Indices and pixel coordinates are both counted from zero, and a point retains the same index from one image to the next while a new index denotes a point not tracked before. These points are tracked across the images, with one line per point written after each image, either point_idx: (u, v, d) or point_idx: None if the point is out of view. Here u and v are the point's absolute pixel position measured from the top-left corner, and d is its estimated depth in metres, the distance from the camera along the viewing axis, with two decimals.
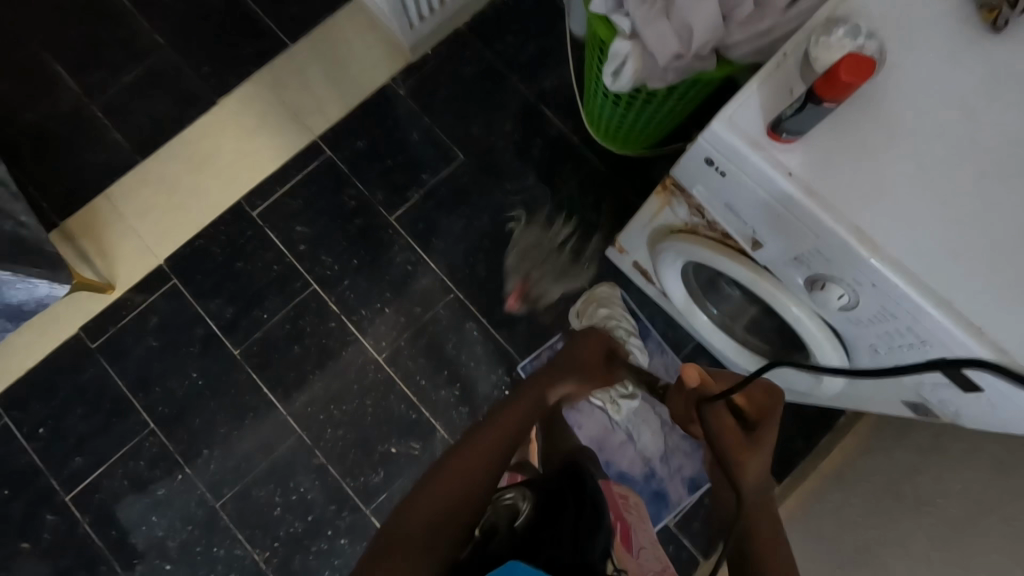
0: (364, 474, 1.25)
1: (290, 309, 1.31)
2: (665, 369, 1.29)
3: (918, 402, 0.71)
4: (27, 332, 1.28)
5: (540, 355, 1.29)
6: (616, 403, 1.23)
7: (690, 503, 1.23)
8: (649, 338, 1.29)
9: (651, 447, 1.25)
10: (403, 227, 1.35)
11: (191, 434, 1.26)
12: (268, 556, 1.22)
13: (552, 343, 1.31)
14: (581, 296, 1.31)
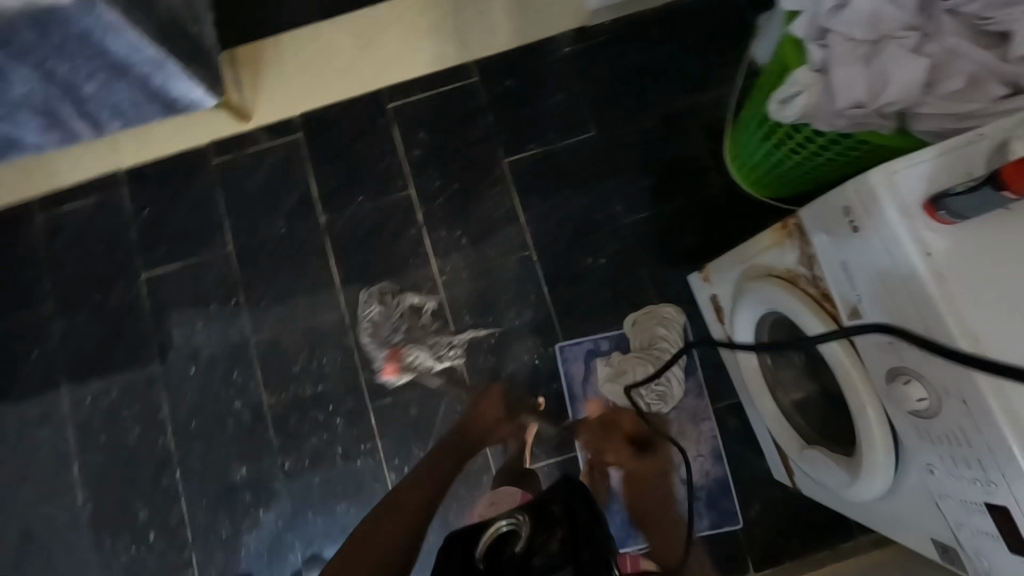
0: (380, 373, 1.30)
1: (382, 202, 1.37)
2: (692, 413, 1.24)
3: (952, 544, 0.65)
4: (168, 127, 1.42)
5: (581, 344, 1.28)
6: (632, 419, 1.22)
7: None
8: (692, 376, 1.25)
9: None
10: (511, 173, 1.36)
11: (256, 270, 1.36)
12: (272, 403, 1.30)
13: (596, 338, 1.29)
14: (644, 308, 1.29)
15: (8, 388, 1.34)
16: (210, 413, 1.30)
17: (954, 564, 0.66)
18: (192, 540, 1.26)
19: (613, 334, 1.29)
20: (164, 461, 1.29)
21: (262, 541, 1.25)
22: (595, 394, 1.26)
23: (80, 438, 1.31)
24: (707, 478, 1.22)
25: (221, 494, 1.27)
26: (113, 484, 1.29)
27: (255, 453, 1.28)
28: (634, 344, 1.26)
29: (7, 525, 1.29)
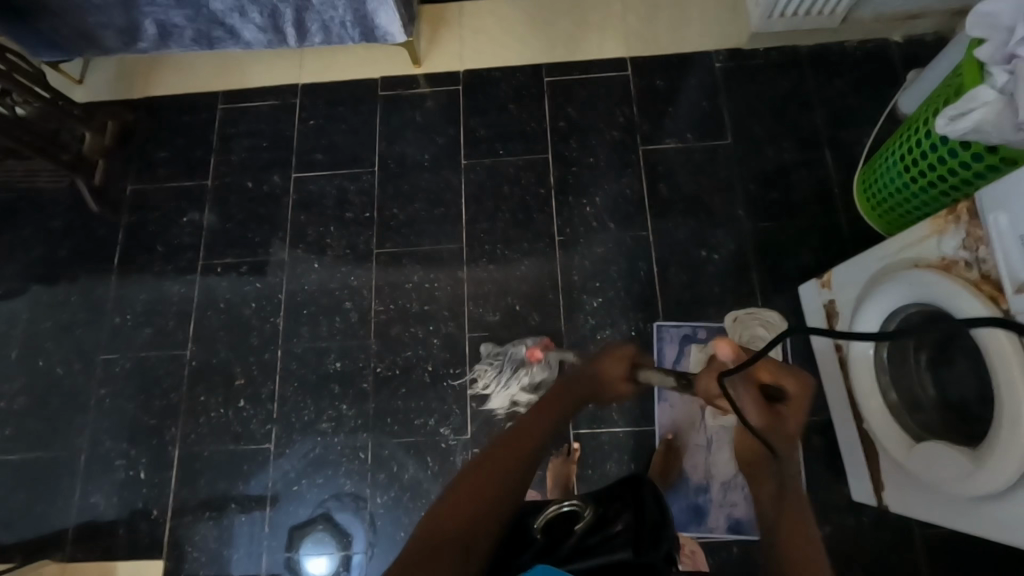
0: (485, 308, 1.37)
1: (521, 159, 1.48)
2: None
3: None
4: (349, 56, 1.60)
5: (680, 326, 1.32)
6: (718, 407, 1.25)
7: (719, 539, 1.20)
8: None
9: (720, 468, 1.23)
10: (645, 160, 1.45)
11: (394, 192, 1.48)
12: (380, 311, 1.39)
13: (695, 326, 1.32)
14: (749, 308, 1.32)
15: (155, 240, 1.49)
16: (322, 306, 1.41)
17: None
18: (277, 415, 1.34)
19: (712, 326, 1.32)
20: (271, 337, 1.39)
21: (339, 433, 1.31)
22: None
23: (204, 299, 1.43)
24: None
25: (314, 380, 1.35)
26: (222, 346, 1.39)
27: (354, 351, 1.37)
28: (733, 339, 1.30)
29: (118, 359, 1.40)
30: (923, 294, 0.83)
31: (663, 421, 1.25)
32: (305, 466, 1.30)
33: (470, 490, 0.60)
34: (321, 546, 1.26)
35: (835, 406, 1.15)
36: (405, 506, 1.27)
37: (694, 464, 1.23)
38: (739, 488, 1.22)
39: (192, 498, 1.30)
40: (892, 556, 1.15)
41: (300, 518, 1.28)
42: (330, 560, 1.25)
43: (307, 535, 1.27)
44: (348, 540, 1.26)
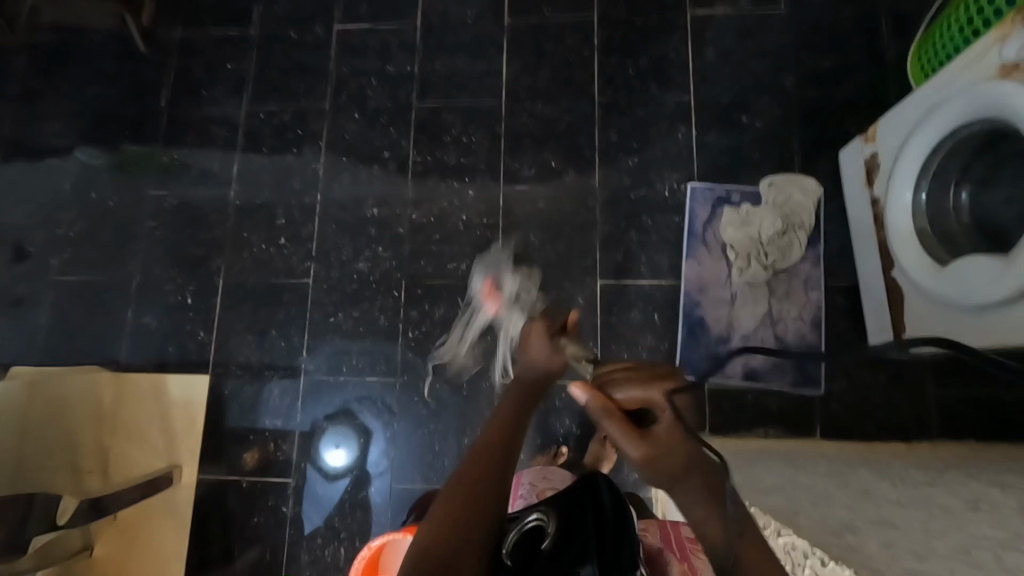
0: (521, 163, 1.39)
1: (565, 20, 1.45)
2: (803, 280, 1.27)
3: None
4: None
5: (714, 188, 1.33)
6: (746, 263, 1.27)
7: (735, 386, 1.25)
8: (812, 246, 1.28)
9: (742, 322, 1.27)
10: (692, 25, 1.42)
11: (436, 46, 1.48)
12: (417, 162, 1.42)
13: (730, 190, 1.33)
14: (786, 174, 1.32)
15: (200, 85, 1.51)
16: (361, 154, 1.44)
17: None
18: (316, 253, 1.40)
19: (747, 189, 1.32)
20: (312, 181, 1.44)
21: (374, 271, 1.37)
22: (713, 235, 1.31)
23: (247, 144, 1.47)
24: (800, 339, 1.24)
25: (353, 223, 1.40)
26: (264, 188, 1.44)
27: (391, 198, 1.41)
28: (766, 202, 1.30)
29: (166, 196, 1.46)
30: (982, 109, 0.84)
31: (689, 275, 1.30)
32: (329, 363, 1.35)
33: (447, 518, 0.54)
34: (341, 437, 1.32)
35: (863, 261, 1.18)
36: (435, 342, 1.33)
37: (713, 312, 1.27)
38: (758, 341, 1.26)
39: (236, 324, 1.38)
40: (903, 409, 1.20)
41: (324, 412, 1.34)
42: (348, 453, 1.32)
43: (329, 428, 1.33)
44: (366, 440, 1.32)
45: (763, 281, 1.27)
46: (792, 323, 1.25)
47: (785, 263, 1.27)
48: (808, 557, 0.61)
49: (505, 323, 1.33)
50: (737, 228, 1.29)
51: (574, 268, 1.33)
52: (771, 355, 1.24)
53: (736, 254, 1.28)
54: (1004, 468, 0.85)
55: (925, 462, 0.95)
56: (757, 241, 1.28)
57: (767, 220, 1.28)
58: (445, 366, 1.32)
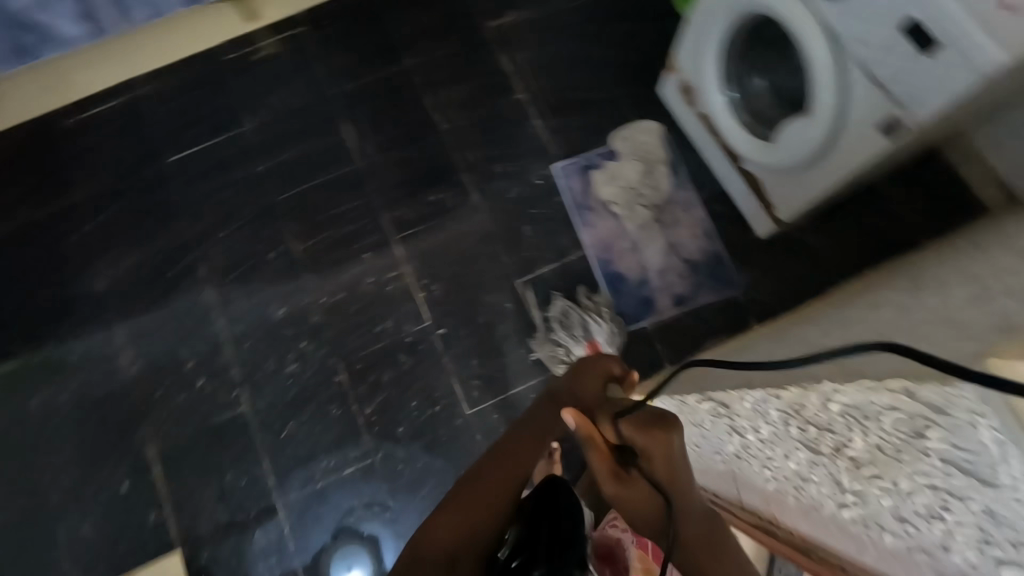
0: (402, 210, 1.43)
1: (384, 72, 1.53)
2: (682, 202, 1.41)
3: (885, 114, 0.86)
4: (166, 31, 1.51)
5: (576, 160, 1.45)
6: (631, 212, 1.40)
7: (672, 316, 1.35)
8: (676, 171, 1.42)
9: (651, 261, 1.38)
10: (496, 35, 1.55)
11: (276, 140, 1.49)
12: (304, 249, 1.42)
13: (590, 155, 1.45)
14: (628, 124, 1.46)
15: (48, 270, 1.41)
16: (247, 265, 1.41)
17: (893, 132, 0.86)
18: (241, 378, 1.34)
19: (602, 150, 1.45)
20: (207, 312, 1.38)
21: (306, 368, 1.34)
22: (594, 199, 1.42)
23: (123, 306, 1.39)
24: (703, 251, 1.38)
25: (267, 333, 1.37)
26: (160, 340, 1.37)
27: (293, 293, 1.39)
28: (622, 154, 1.44)
29: (54, 393, 1.33)
30: (739, 11, 1.00)
31: (590, 242, 1.39)
32: (302, 480, 1.28)
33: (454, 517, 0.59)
34: (349, 559, 1.24)
35: (719, 166, 1.34)
36: (395, 406, 1.31)
37: (625, 261, 1.37)
38: (672, 270, 1.37)
39: (188, 484, 1.28)
40: (808, 271, 1.34)
41: (316, 545, 1.25)
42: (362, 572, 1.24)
43: (332, 556, 1.25)
44: (376, 548, 1.25)
45: (651, 219, 1.40)
46: (691, 242, 1.38)
47: (660, 197, 1.41)
48: (768, 399, 0.57)
49: (453, 356, 1.34)
50: (609, 185, 1.42)
51: (490, 280, 1.38)
52: (686, 276, 1.37)
53: (620, 207, 1.41)
54: (891, 277, 1.00)
55: (835, 302, 1.09)
56: (631, 189, 1.42)
57: (630, 169, 1.43)
58: (415, 423, 1.31)
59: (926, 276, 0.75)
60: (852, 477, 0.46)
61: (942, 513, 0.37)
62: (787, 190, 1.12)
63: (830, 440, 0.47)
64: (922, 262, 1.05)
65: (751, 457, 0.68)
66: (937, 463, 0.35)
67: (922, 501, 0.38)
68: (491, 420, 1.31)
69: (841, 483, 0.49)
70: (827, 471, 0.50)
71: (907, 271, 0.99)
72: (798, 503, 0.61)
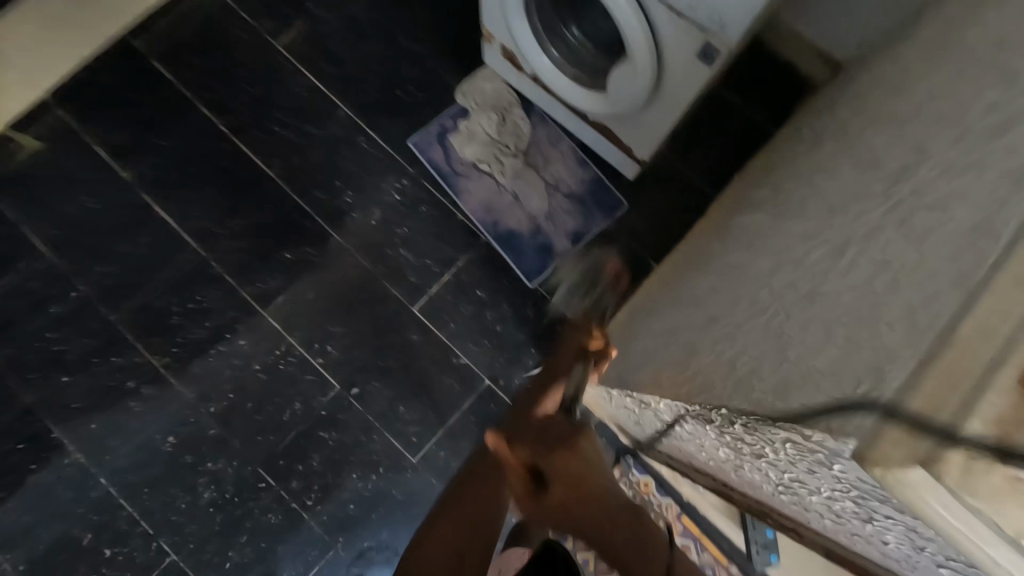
0: (262, 280, 1.27)
1: (180, 134, 1.32)
2: (547, 140, 1.35)
3: (700, 45, 0.82)
4: None
5: (429, 134, 1.34)
6: (500, 164, 1.33)
7: (575, 252, 1.31)
8: (532, 112, 1.35)
9: (537, 207, 1.33)
10: (292, 53, 1.37)
11: (82, 254, 1.26)
12: (169, 362, 1.23)
13: (441, 123, 1.35)
14: (469, 77, 1.36)
15: None
16: (108, 404, 1.21)
17: (713, 59, 0.82)
18: (155, 527, 1.17)
19: (452, 111, 1.35)
20: (84, 476, 1.18)
21: (224, 488, 1.19)
22: (459, 164, 1.33)
23: None
24: (583, 182, 1.34)
25: (164, 469, 1.19)
26: (39, 528, 1.15)
27: (176, 415, 1.21)
28: (473, 108, 1.35)
29: None
30: None
31: (470, 208, 1.32)
32: None
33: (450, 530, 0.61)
34: None
35: (569, 119, 1.28)
36: (337, 487, 1.21)
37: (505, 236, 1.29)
38: (559, 209, 1.33)
39: None
40: (684, 195, 1.34)
41: None
42: None
43: None
44: None
45: (523, 164, 1.33)
46: (568, 176, 1.34)
47: (525, 142, 1.33)
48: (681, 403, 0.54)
49: (377, 411, 1.24)
50: (470, 143, 1.33)
51: (385, 318, 1.28)
52: (574, 211, 1.33)
53: (489, 163, 1.33)
54: (754, 192, 1.01)
55: (713, 227, 1.09)
56: (493, 141, 1.33)
57: (485, 122, 1.33)
58: (364, 494, 1.22)
59: (785, 198, 0.75)
60: (778, 476, 0.44)
61: (869, 518, 0.35)
62: (637, 136, 1.09)
63: (748, 448, 0.44)
64: (776, 163, 1.07)
65: (688, 442, 0.66)
66: (850, 487, 0.32)
67: (848, 507, 0.36)
68: (440, 458, 1.24)
69: (771, 477, 0.47)
70: (756, 468, 0.49)
71: (766, 180, 1.00)
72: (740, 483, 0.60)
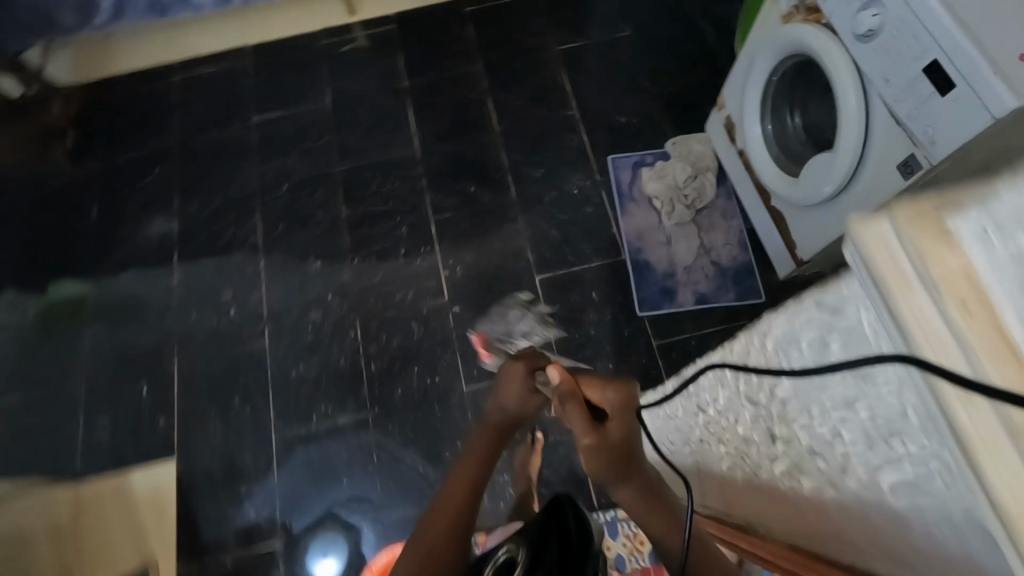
0: (443, 195, 1.53)
1: (455, 75, 1.68)
2: (722, 212, 1.44)
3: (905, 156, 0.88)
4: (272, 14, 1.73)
5: (628, 158, 1.53)
6: (671, 208, 1.44)
7: (693, 311, 1.38)
8: (722, 184, 1.46)
9: (681, 257, 1.42)
10: (562, 58, 1.67)
11: (347, 116, 1.64)
12: (350, 213, 1.53)
13: (642, 155, 1.53)
14: (684, 135, 1.54)
15: (130, 196, 1.59)
16: (295, 218, 1.53)
17: (912, 172, 0.88)
18: (267, 315, 1.44)
19: (657, 151, 1.53)
20: (252, 253, 1.50)
21: (326, 318, 1.42)
22: (638, 191, 1.49)
23: (184, 235, 1.54)
24: (733, 260, 1.40)
25: (299, 282, 1.47)
26: (207, 269, 1.50)
27: (331, 249, 1.49)
28: (674, 157, 1.50)
29: (109, 299, 1.48)
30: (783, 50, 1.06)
31: (625, 228, 1.46)
32: (298, 413, 1.35)
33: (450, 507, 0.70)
34: (327, 545, 1.26)
35: (751, 201, 1.37)
36: (398, 372, 1.36)
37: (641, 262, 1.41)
38: (699, 269, 1.40)
39: (196, 403, 1.37)
40: None
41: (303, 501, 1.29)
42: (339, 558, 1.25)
43: (313, 538, 1.27)
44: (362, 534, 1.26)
45: (691, 219, 1.44)
46: (724, 248, 1.41)
47: (703, 201, 1.44)
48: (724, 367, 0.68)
49: (461, 335, 1.40)
50: (656, 180, 1.47)
51: (511, 271, 1.45)
52: (712, 278, 1.39)
53: (662, 203, 1.46)
54: None
55: None
56: (675, 188, 1.47)
57: (679, 170, 1.47)
58: (414, 389, 1.35)
59: None
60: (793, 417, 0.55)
61: (850, 419, 0.47)
62: (810, 229, 1.14)
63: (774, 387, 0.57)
64: None
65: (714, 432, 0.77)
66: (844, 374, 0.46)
67: (839, 415, 0.48)
68: (484, 400, 1.34)
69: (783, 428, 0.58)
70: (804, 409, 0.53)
71: None
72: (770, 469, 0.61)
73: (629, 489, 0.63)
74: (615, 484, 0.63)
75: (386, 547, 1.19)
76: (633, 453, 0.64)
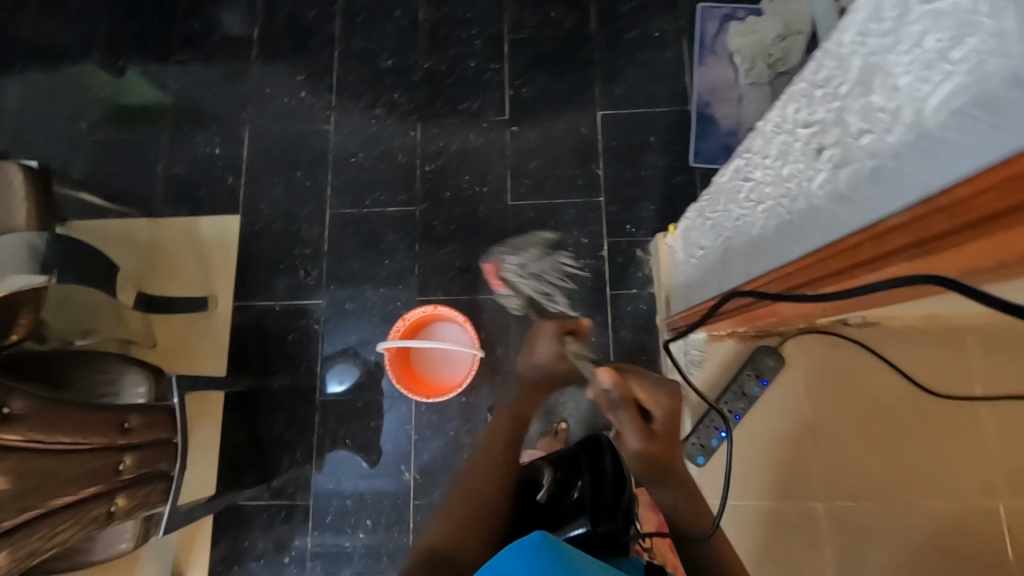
0: (523, 14, 1.49)
1: None
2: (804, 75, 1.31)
3: None
4: None
5: (721, 7, 1.44)
6: (751, 65, 1.35)
7: None
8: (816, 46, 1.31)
9: (747, 120, 1.38)
10: None
11: None
12: (428, 17, 1.51)
13: (734, 10, 1.44)
14: None
15: None
16: (374, 14, 1.53)
17: None
18: (335, 103, 1.49)
19: (752, 6, 1.42)
20: (327, 41, 1.52)
21: (391, 116, 1.47)
22: (720, 46, 1.42)
23: (264, 10, 1.55)
24: None
25: (370, 76, 1.50)
26: (284, 49, 1.53)
27: (404, 50, 1.50)
28: (770, 12, 1.36)
29: (192, 59, 1.54)
30: None
31: (697, 82, 1.42)
32: (353, 195, 1.44)
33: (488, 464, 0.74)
34: (345, 375, 1.36)
35: None
36: (450, 175, 1.43)
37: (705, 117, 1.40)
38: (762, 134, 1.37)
39: (263, 170, 1.48)
40: None
41: (347, 287, 1.40)
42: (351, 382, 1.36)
43: (330, 368, 1.37)
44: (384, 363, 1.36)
45: (768, 82, 1.35)
46: None
47: (787, 65, 1.33)
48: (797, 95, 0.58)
49: (516, 153, 1.43)
50: (743, 34, 1.37)
51: (576, 102, 1.45)
52: None
53: (742, 59, 1.38)
54: None
55: None
56: (763, 44, 1.34)
57: (771, 26, 1.33)
58: (463, 193, 1.42)
59: None
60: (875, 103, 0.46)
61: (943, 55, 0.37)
62: None
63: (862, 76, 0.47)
64: None
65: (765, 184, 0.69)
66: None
67: (931, 53, 0.39)
68: (526, 216, 1.40)
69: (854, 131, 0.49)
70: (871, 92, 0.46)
71: None
72: (801, 206, 0.60)
73: (676, 486, 0.68)
74: (661, 481, 0.68)
75: (424, 307, 1.25)
76: (673, 457, 0.69)
